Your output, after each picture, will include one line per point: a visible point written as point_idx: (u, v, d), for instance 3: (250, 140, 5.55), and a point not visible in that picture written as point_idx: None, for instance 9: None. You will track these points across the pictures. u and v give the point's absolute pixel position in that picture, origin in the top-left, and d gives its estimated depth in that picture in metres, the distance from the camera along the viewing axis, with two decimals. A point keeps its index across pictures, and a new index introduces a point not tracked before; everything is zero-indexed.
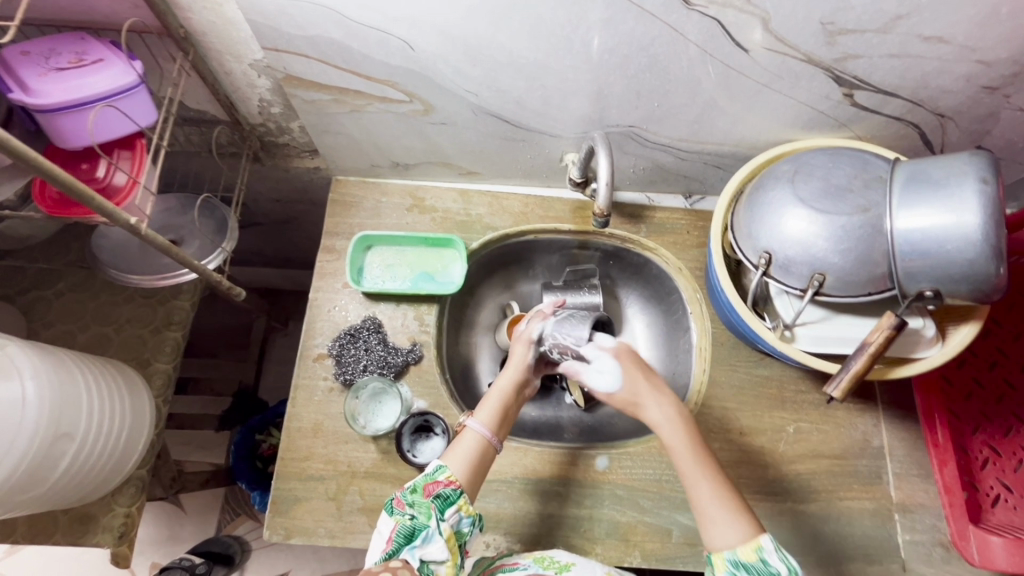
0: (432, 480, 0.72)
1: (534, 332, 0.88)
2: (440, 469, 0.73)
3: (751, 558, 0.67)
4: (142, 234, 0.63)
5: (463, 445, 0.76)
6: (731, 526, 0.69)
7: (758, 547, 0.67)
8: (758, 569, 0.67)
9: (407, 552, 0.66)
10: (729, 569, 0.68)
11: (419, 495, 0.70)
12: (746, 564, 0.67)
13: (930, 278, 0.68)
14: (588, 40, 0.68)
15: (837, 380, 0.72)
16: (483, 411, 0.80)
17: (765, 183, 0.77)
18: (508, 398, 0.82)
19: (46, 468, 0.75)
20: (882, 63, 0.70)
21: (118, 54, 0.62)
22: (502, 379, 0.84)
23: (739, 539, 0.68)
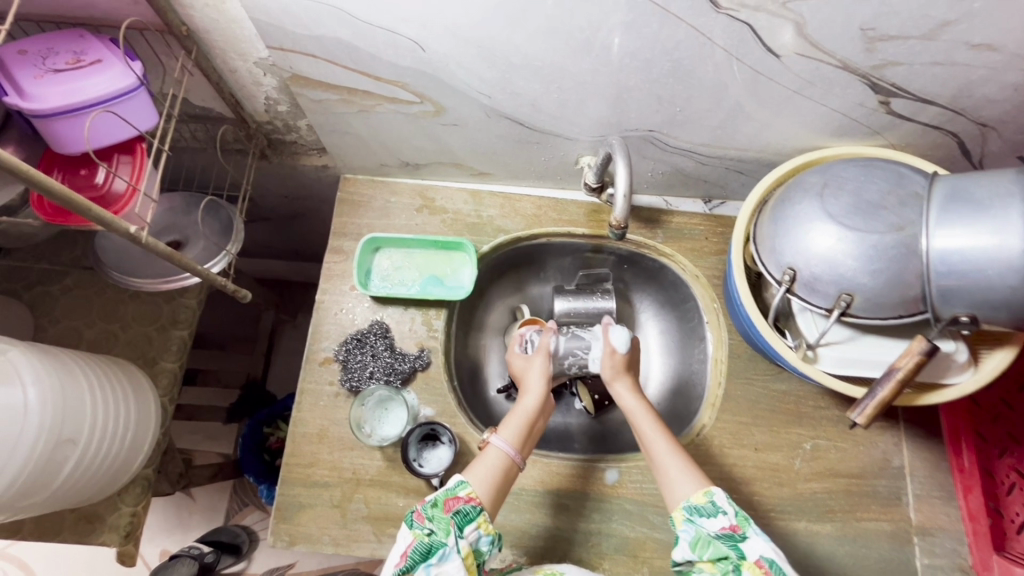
0: (452, 496, 0.69)
1: (523, 350, 0.93)
2: (461, 484, 0.70)
3: (701, 500, 0.70)
4: (142, 242, 0.61)
5: (486, 463, 0.74)
6: (685, 478, 0.73)
7: (708, 492, 0.70)
8: (708, 511, 0.69)
9: (423, 569, 0.63)
10: (686, 516, 0.69)
11: (440, 510, 0.67)
12: (698, 508, 0.69)
13: (966, 304, 0.64)
14: (608, 43, 0.64)
15: (862, 406, 0.68)
16: (506, 428, 0.78)
17: (791, 195, 0.73)
18: (533, 416, 0.80)
19: (50, 474, 0.74)
20: (924, 70, 0.65)
21: (116, 55, 0.60)
22: (525, 397, 0.82)
23: (691, 489, 0.71)
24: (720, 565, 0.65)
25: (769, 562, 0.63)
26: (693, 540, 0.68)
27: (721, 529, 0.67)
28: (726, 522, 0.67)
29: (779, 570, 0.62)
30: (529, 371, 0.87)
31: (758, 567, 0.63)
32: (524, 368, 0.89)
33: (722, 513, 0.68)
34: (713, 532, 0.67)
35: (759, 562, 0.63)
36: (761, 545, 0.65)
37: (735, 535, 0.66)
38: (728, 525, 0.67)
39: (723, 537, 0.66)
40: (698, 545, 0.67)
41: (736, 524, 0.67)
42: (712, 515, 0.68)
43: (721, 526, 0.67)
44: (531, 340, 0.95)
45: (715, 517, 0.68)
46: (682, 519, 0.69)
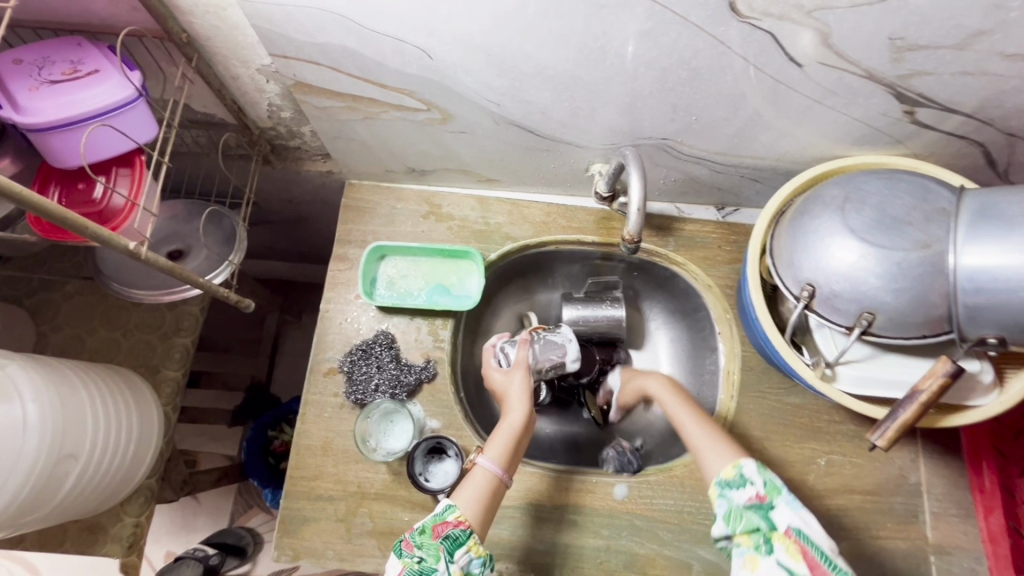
0: (441, 521, 0.67)
1: (497, 364, 0.88)
2: (449, 508, 0.68)
3: (731, 473, 0.68)
4: (141, 257, 0.59)
5: (473, 484, 0.71)
6: (714, 454, 0.71)
7: (736, 463, 0.68)
8: (737, 483, 0.67)
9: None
10: (718, 491, 0.68)
11: (428, 537, 0.66)
12: (728, 481, 0.67)
13: (995, 325, 0.61)
14: (623, 51, 0.62)
15: (882, 428, 0.66)
16: (492, 446, 0.74)
17: (811, 208, 0.70)
18: (519, 432, 0.77)
19: (51, 491, 0.73)
20: (953, 80, 0.63)
21: (114, 65, 0.58)
22: (509, 413, 0.78)
23: (721, 463, 0.70)
24: (749, 535, 0.65)
25: (797, 531, 0.62)
26: (724, 513, 0.66)
27: (750, 499, 0.66)
28: (754, 492, 0.66)
29: (808, 540, 0.61)
30: (510, 390, 0.82)
31: (787, 537, 0.62)
32: (505, 385, 0.84)
33: (751, 484, 0.66)
34: (742, 503, 0.66)
35: (788, 532, 0.62)
36: (789, 514, 0.63)
37: (764, 504, 0.65)
38: (756, 496, 0.65)
39: (753, 507, 0.65)
40: (731, 518, 0.66)
41: (765, 494, 0.65)
42: (742, 485, 0.66)
43: (750, 496, 0.66)
44: (504, 351, 0.90)
45: (744, 488, 0.66)
46: (715, 493, 0.68)
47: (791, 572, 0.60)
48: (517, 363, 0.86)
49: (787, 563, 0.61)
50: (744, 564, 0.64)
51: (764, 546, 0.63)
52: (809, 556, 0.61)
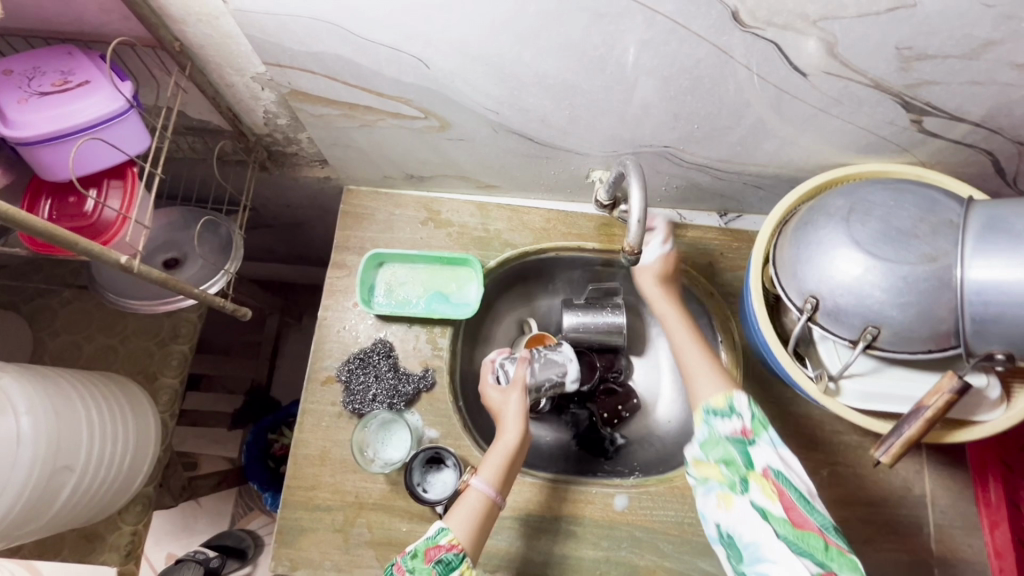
0: (433, 544, 0.67)
1: (495, 381, 0.86)
2: (442, 531, 0.68)
3: (721, 403, 0.69)
4: (134, 271, 0.58)
5: (465, 507, 0.71)
6: (709, 382, 0.72)
7: (728, 394, 0.69)
8: (725, 413, 0.68)
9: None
10: (704, 417, 0.69)
11: (420, 561, 0.66)
12: (718, 410, 0.68)
13: (1003, 341, 0.60)
14: (623, 61, 0.61)
15: (887, 444, 0.65)
16: (485, 467, 0.74)
17: (815, 218, 0.69)
18: (513, 453, 0.76)
19: (46, 503, 0.73)
20: (961, 90, 0.61)
21: (105, 76, 0.57)
22: (503, 433, 0.77)
23: (712, 391, 0.70)
24: (726, 470, 0.65)
25: (775, 473, 0.62)
26: (704, 438, 0.68)
27: (733, 432, 0.67)
28: (739, 425, 0.67)
29: (785, 481, 0.62)
30: (506, 408, 0.81)
31: (764, 478, 0.63)
32: (499, 403, 0.82)
33: (737, 416, 0.67)
34: (724, 434, 0.67)
35: (765, 472, 0.63)
36: (767, 454, 0.64)
37: (746, 439, 0.66)
38: (740, 429, 0.67)
39: (734, 440, 0.66)
40: (708, 445, 0.68)
41: (750, 428, 0.66)
42: (729, 417, 0.68)
43: (734, 429, 0.67)
44: (504, 368, 0.88)
45: (730, 419, 0.67)
46: (699, 418, 0.69)
47: (764, 511, 0.61)
48: (515, 381, 0.84)
49: (760, 502, 0.62)
50: (719, 500, 0.65)
51: (739, 485, 0.64)
52: (784, 497, 0.61)
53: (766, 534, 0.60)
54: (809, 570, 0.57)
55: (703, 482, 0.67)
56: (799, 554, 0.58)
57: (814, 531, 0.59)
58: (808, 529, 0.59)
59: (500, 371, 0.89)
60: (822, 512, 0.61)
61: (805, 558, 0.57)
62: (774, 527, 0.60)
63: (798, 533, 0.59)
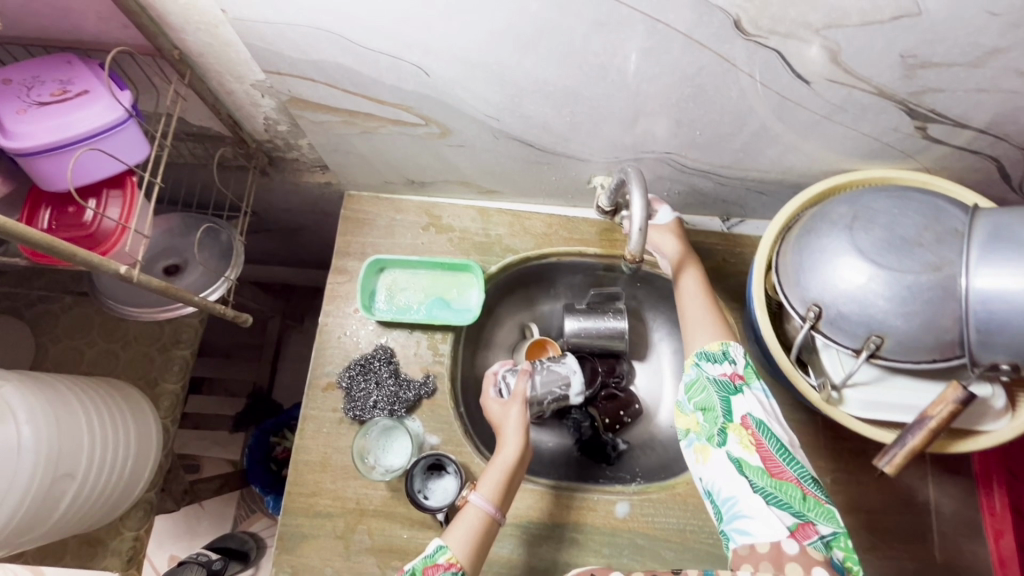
0: (431, 564, 0.63)
1: (496, 394, 0.86)
2: (441, 548, 0.64)
3: (715, 348, 0.67)
4: (133, 281, 0.58)
5: (463, 523, 0.68)
6: (707, 331, 0.70)
7: (725, 343, 0.68)
8: (717, 358, 0.67)
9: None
10: (695, 362, 0.67)
11: None
12: (711, 354, 0.67)
13: (1008, 351, 0.60)
14: (625, 68, 0.60)
15: (890, 454, 0.65)
16: (484, 483, 0.72)
17: (818, 226, 0.68)
18: (513, 468, 0.74)
19: (46, 511, 0.73)
20: (967, 97, 0.61)
21: (104, 85, 0.57)
22: (503, 448, 0.76)
23: (708, 338, 0.69)
24: (707, 418, 0.63)
25: (756, 422, 0.61)
26: (690, 382, 0.66)
27: (721, 375, 0.65)
28: (727, 372, 0.65)
29: (764, 432, 0.61)
30: (506, 421, 0.80)
31: (743, 428, 0.61)
32: (500, 417, 0.82)
33: (728, 363, 0.66)
34: (711, 379, 0.65)
35: (745, 422, 0.61)
36: (750, 404, 0.62)
37: (732, 386, 0.64)
38: (728, 376, 0.65)
39: (720, 386, 0.64)
40: (693, 388, 0.65)
41: (738, 376, 0.65)
42: (718, 362, 0.66)
43: (721, 375, 0.65)
44: (506, 380, 0.88)
45: (719, 364, 0.66)
46: (689, 362, 0.67)
47: (740, 461, 0.60)
48: (515, 394, 0.83)
49: (736, 453, 0.60)
50: (697, 451, 0.63)
51: (718, 436, 0.62)
52: (762, 448, 0.60)
53: (743, 484, 0.58)
54: (784, 521, 0.55)
55: (683, 432, 0.65)
56: (773, 504, 0.57)
57: (791, 481, 0.58)
58: (785, 479, 0.58)
59: (502, 384, 0.88)
60: (800, 463, 0.60)
61: (781, 508, 0.56)
62: (750, 476, 0.59)
63: (775, 483, 0.58)
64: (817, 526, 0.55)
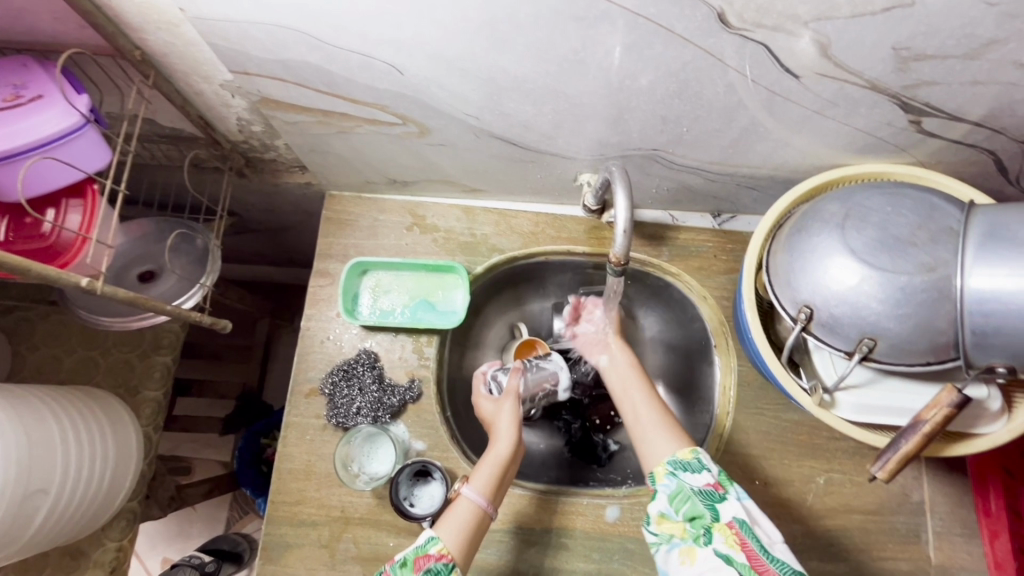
0: (422, 553, 0.62)
1: (490, 392, 0.86)
2: (432, 540, 0.63)
3: (688, 456, 0.64)
4: (97, 293, 0.56)
5: (456, 516, 0.68)
6: (669, 438, 0.67)
7: (694, 449, 0.65)
8: (693, 467, 0.62)
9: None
10: (669, 471, 0.63)
11: (409, 571, 0.60)
12: (683, 462, 0.63)
13: (1005, 354, 0.58)
14: (607, 64, 0.58)
15: (883, 460, 0.62)
16: (477, 476, 0.72)
17: (810, 224, 0.66)
18: (506, 463, 0.74)
19: (19, 528, 0.72)
20: (962, 90, 0.58)
21: (59, 88, 0.54)
22: (496, 443, 0.76)
23: (676, 446, 0.66)
24: (690, 523, 0.59)
25: (740, 523, 0.58)
26: (671, 492, 0.61)
27: (704, 485, 0.61)
28: (710, 478, 0.61)
29: (750, 533, 0.57)
30: (499, 417, 0.80)
31: (728, 528, 0.58)
32: (494, 413, 0.82)
33: (708, 471, 0.62)
34: (695, 487, 0.60)
35: (731, 523, 0.58)
36: (736, 508, 0.59)
37: (717, 493, 0.60)
38: (711, 483, 0.61)
39: (704, 494, 0.60)
40: (677, 498, 0.61)
41: (720, 482, 0.61)
42: (698, 471, 0.62)
43: (704, 483, 0.61)
44: (497, 378, 0.87)
45: (700, 473, 0.62)
46: (664, 471, 0.63)
47: (727, 559, 0.56)
48: (508, 391, 0.84)
49: (723, 552, 0.56)
50: (683, 555, 0.58)
51: (703, 535, 0.58)
52: (747, 548, 0.56)
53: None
54: None
55: (666, 538, 0.60)
56: None
57: None
58: None
59: (492, 383, 0.87)
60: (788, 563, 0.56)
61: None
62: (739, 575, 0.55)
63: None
64: None
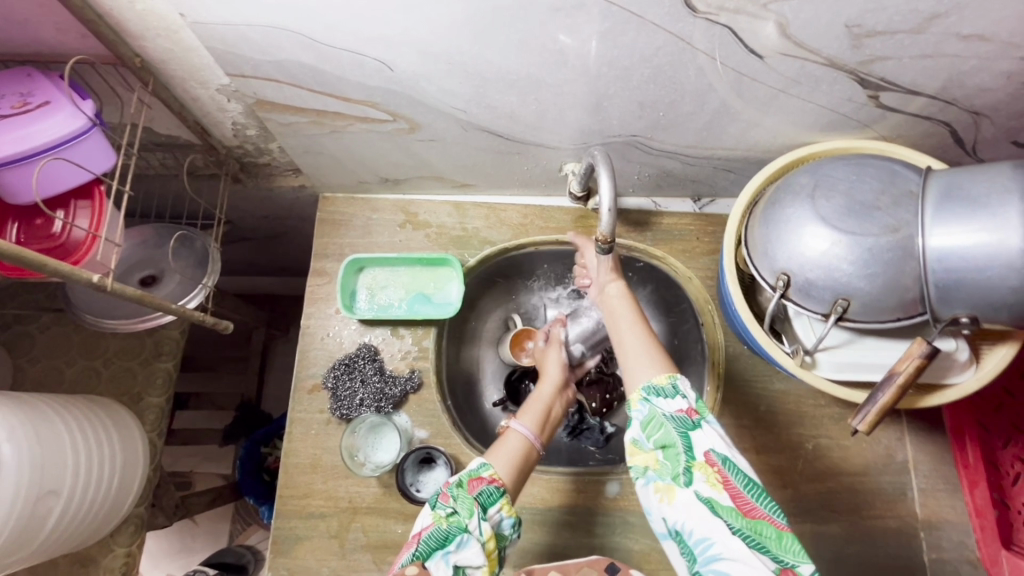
0: (476, 477, 0.64)
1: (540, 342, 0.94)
2: (483, 465, 0.66)
3: (663, 381, 0.61)
4: (107, 289, 0.59)
5: (507, 447, 0.70)
6: (648, 363, 0.64)
7: (671, 374, 0.62)
8: (667, 392, 0.60)
9: (439, 557, 0.58)
10: (642, 396, 0.60)
11: (464, 490, 0.63)
12: (658, 389, 0.61)
13: (967, 305, 0.62)
14: (584, 52, 0.61)
15: (863, 412, 0.66)
16: (525, 415, 0.74)
17: (782, 197, 0.70)
18: (551, 400, 0.78)
19: (33, 529, 0.73)
20: (914, 63, 0.63)
21: (65, 96, 0.58)
22: (542, 386, 0.81)
23: (653, 371, 0.63)
24: (669, 457, 0.57)
25: (721, 460, 0.56)
26: (644, 420, 0.59)
27: (677, 411, 0.59)
28: (683, 406, 0.59)
29: (732, 468, 0.55)
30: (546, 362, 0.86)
31: (709, 466, 0.56)
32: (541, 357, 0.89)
33: (681, 397, 0.59)
34: (667, 414, 0.59)
35: (710, 459, 0.56)
36: (712, 439, 0.57)
37: (691, 421, 0.58)
38: (685, 410, 0.59)
39: (677, 421, 0.58)
40: (649, 425, 0.59)
41: (694, 409, 0.59)
42: (670, 396, 0.60)
43: (678, 409, 0.59)
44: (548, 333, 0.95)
45: (672, 399, 0.60)
46: (637, 398, 0.60)
47: (710, 502, 0.54)
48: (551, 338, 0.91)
49: (706, 493, 0.55)
50: (661, 492, 0.57)
51: (684, 476, 0.56)
52: (731, 486, 0.55)
53: (718, 529, 0.53)
54: (767, 562, 0.51)
55: (642, 471, 0.59)
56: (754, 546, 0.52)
57: (764, 518, 0.54)
58: (759, 517, 0.54)
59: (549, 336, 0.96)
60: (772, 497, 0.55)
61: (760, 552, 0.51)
62: (725, 519, 0.53)
63: (750, 524, 0.53)
64: (797, 569, 0.51)
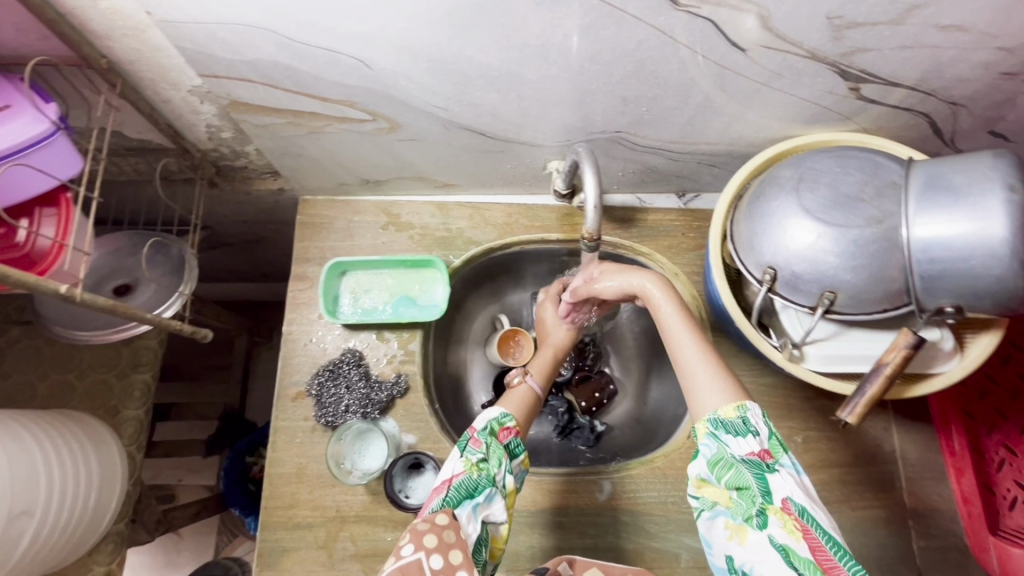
0: (503, 428, 0.68)
1: None
2: (507, 415, 0.69)
3: (732, 416, 0.61)
4: (76, 300, 0.56)
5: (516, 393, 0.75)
6: (714, 390, 0.63)
7: (741, 407, 0.61)
8: (738, 429, 0.60)
9: (469, 508, 0.60)
10: (710, 430, 0.60)
11: (495, 440, 0.66)
12: (726, 423, 0.60)
13: (951, 295, 0.62)
14: (566, 47, 0.60)
15: (852, 405, 0.66)
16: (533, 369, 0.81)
17: (766, 191, 0.70)
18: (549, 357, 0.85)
19: (4, 552, 0.70)
20: (894, 55, 0.63)
21: (27, 100, 0.56)
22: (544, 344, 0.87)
23: (720, 402, 0.62)
24: (743, 497, 0.57)
25: (800, 509, 0.55)
26: (712, 459, 0.59)
27: (748, 454, 0.58)
28: (756, 447, 0.58)
29: (811, 519, 0.54)
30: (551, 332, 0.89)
31: (786, 513, 0.55)
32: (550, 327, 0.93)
33: (754, 437, 0.59)
34: (739, 456, 0.58)
35: (787, 506, 0.56)
36: (791, 486, 0.57)
37: (765, 464, 0.58)
38: (758, 452, 0.59)
39: (750, 464, 0.58)
40: (717, 466, 0.59)
41: (767, 451, 0.59)
42: (742, 436, 0.59)
43: (750, 452, 0.58)
44: None
45: (745, 439, 0.59)
46: (705, 431, 0.60)
47: (785, 550, 0.54)
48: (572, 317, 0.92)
49: (781, 540, 0.54)
50: (731, 529, 0.57)
51: (757, 518, 0.56)
52: (810, 536, 0.54)
53: None
54: None
55: (710, 505, 0.59)
56: None
57: None
58: None
59: None
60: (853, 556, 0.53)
61: None
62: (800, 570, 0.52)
63: None
64: None
